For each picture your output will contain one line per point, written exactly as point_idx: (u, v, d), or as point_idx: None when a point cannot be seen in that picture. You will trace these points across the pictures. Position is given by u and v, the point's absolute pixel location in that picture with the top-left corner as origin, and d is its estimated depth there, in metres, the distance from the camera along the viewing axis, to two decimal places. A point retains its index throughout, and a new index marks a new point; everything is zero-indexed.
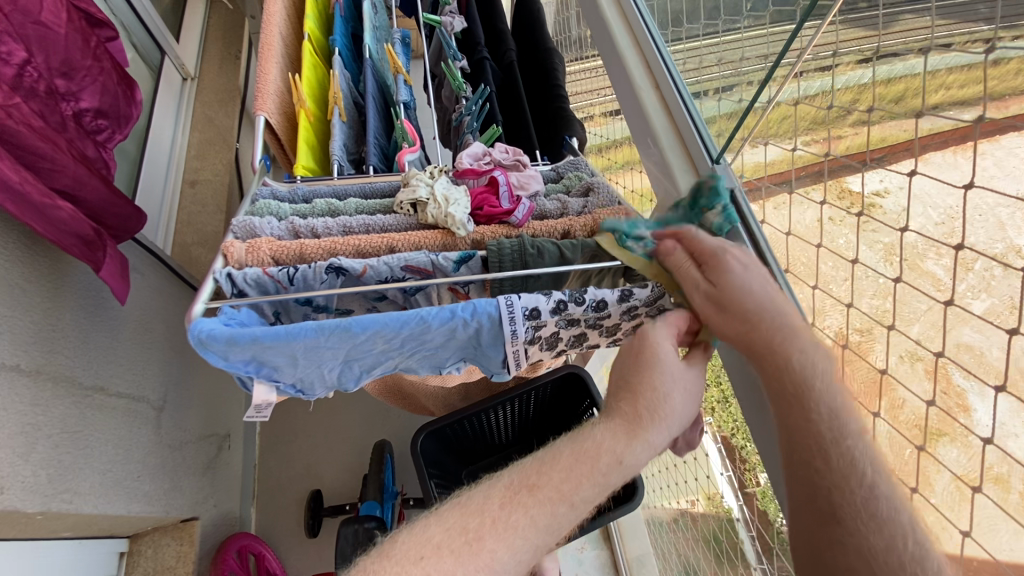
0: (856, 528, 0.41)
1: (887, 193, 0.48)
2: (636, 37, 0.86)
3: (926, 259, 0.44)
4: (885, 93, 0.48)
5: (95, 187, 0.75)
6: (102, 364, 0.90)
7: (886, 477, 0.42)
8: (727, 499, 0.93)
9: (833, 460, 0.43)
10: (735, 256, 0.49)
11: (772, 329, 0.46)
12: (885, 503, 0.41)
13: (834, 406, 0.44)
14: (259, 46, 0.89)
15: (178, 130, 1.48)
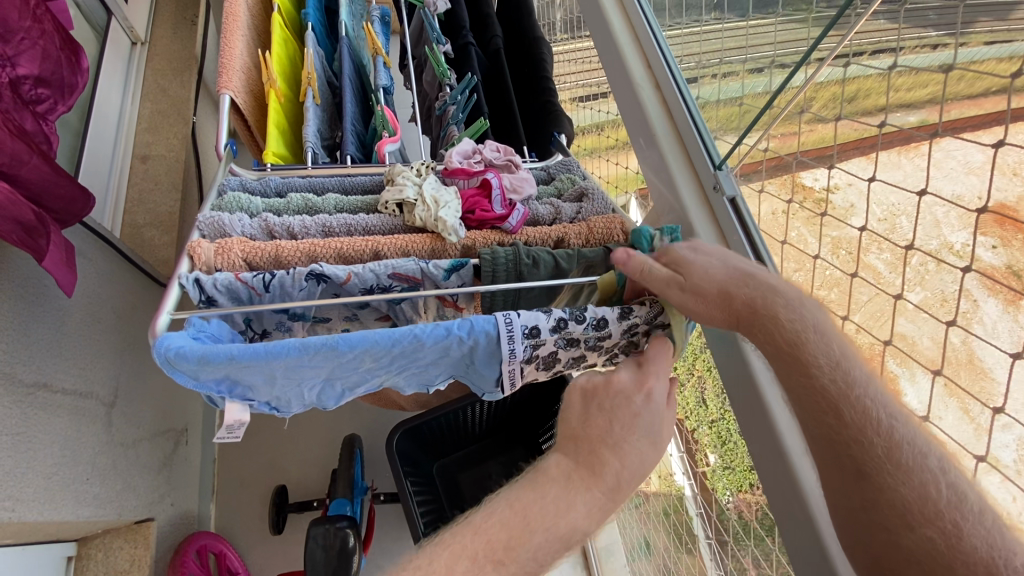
0: (885, 480, 0.42)
1: (839, 190, 0.60)
2: (635, 33, 0.85)
3: (869, 253, 0.56)
4: (852, 94, 0.59)
5: (37, 166, 0.67)
6: (46, 359, 0.82)
7: (904, 421, 0.44)
8: (679, 477, 1.04)
9: (845, 412, 0.45)
10: (682, 248, 0.55)
11: (753, 298, 0.51)
12: (906, 448, 0.42)
13: (833, 358, 0.47)
14: (223, 17, 0.81)
15: (127, 99, 1.37)
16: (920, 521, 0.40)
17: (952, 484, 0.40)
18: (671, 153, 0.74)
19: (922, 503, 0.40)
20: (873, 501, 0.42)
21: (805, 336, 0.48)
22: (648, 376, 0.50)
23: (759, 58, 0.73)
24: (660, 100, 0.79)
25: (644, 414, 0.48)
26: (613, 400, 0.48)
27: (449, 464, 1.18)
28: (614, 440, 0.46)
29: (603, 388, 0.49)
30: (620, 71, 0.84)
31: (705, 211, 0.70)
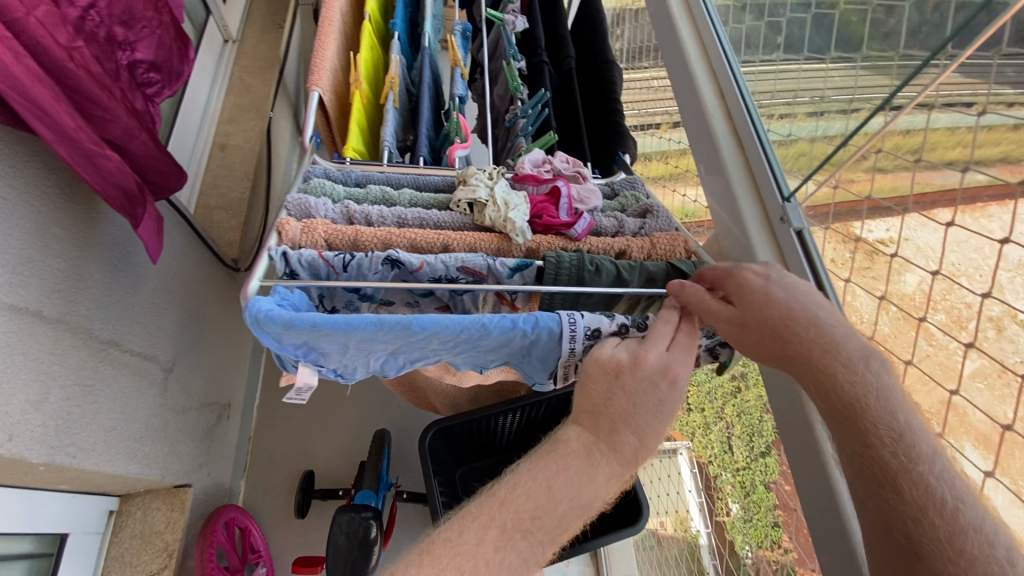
0: (946, 566, 0.40)
1: (893, 243, 0.60)
2: (710, 61, 0.85)
3: (926, 313, 0.55)
4: (941, 143, 0.56)
5: (145, 141, 0.73)
6: (120, 319, 0.88)
7: (973, 504, 0.42)
8: (697, 525, 1.02)
9: (904, 487, 0.43)
10: (753, 272, 0.53)
11: (793, 344, 0.49)
12: (972, 534, 0.40)
13: (897, 430, 0.45)
14: (320, 21, 0.87)
15: (214, 91, 1.47)
16: None
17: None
18: (741, 182, 0.75)
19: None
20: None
21: (870, 407, 0.46)
22: (674, 362, 0.47)
23: (831, 102, 0.73)
24: (731, 132, 0.79)
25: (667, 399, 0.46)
26: (640, 384, 0.46)
27: (472, 471, 1.18)
28: (637, 421, 0.45)
29: (630, 369, 0.46)
30: (691, 98, 0.85)
31: (771, 243, 0.70)
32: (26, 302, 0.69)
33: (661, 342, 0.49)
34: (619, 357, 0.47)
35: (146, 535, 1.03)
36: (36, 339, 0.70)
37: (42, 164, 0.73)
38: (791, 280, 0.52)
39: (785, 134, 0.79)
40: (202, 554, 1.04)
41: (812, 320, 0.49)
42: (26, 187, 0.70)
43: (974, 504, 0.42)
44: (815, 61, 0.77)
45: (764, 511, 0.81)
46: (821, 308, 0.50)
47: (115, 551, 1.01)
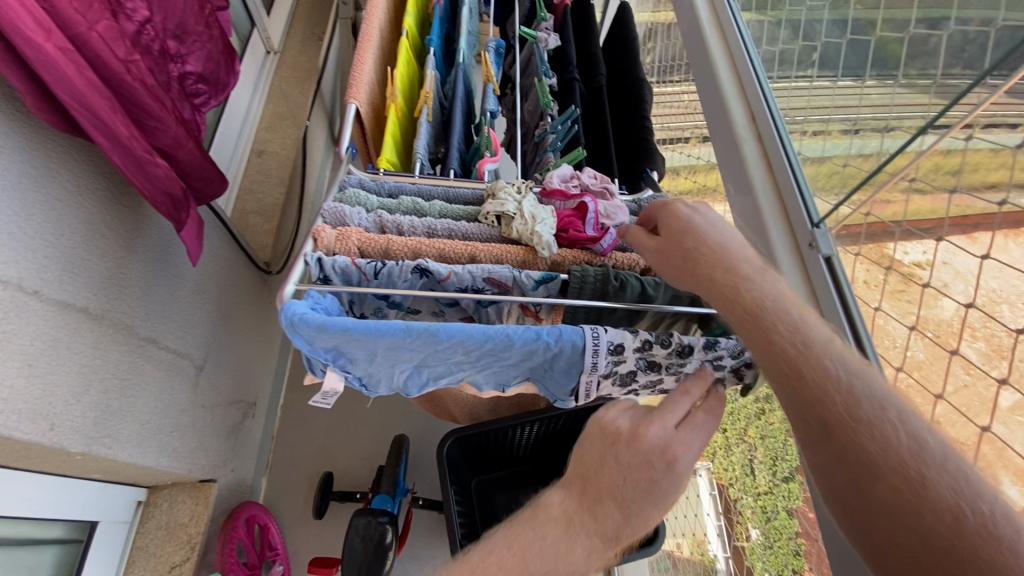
0: (852, 437, 0.41)
1: (931, 266, 0.58)
2: (742, 82, 0.85)
3: (962, 340, 0.54)
4: (981, 163, 0.55)
5: (191, 150, 0.77)
6: (159, 317, 0.92)
7: (865, 376, 0.43)
8: (715, 549, 1.00)
9: (807, 374, 0.44)
10: (681, 203, 0.55)
11: (707, 262, 0.50)
12: (867, 403, 0.41)
13: (791, 323, 0.46)
14: (359, 37, 0.90)
15: (254, 99, 1.53)
16: (885, 470, 0.39)
17: (914, 433, 0.40)
18: (769, 204, 0.74)
19: (883, 449, 0.39)
20: (844, 457, 0.41)
21: (764, 303, 0.47)
22: (675, 441, 0.45)
23: (868, 122, 0.72)
24: (761, 154, 0.78)
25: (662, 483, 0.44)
26: (634, 458, 0.44)
27: (488, 482, 1.19)
28: (626, 499, 0.43)
29: (628, 439, 0.45)
30: (721, 117, 0.85)
31: (799, 267, 0.69)
32: (74, 298, 0.73)
33: (668, 418, 0.47)
34: (620, 425, 0.46)
35: (171, 527, 1.06)
36: (80, 334, 0.74)
37: (95, 169, 0.78)
38: (717, 214, 0.54)
39: (818, 151, 0.77)
40: (223, 549, 1.06)
41: (721, 238, 0.51)
42: (80, 190, 0.74)
43: (867, 375, 0.43)
44: (852, 78, 0.76)
45: (785, 539, 0.79)
46: (730, 230, 0.52)
47: (141, 541, 1.05)
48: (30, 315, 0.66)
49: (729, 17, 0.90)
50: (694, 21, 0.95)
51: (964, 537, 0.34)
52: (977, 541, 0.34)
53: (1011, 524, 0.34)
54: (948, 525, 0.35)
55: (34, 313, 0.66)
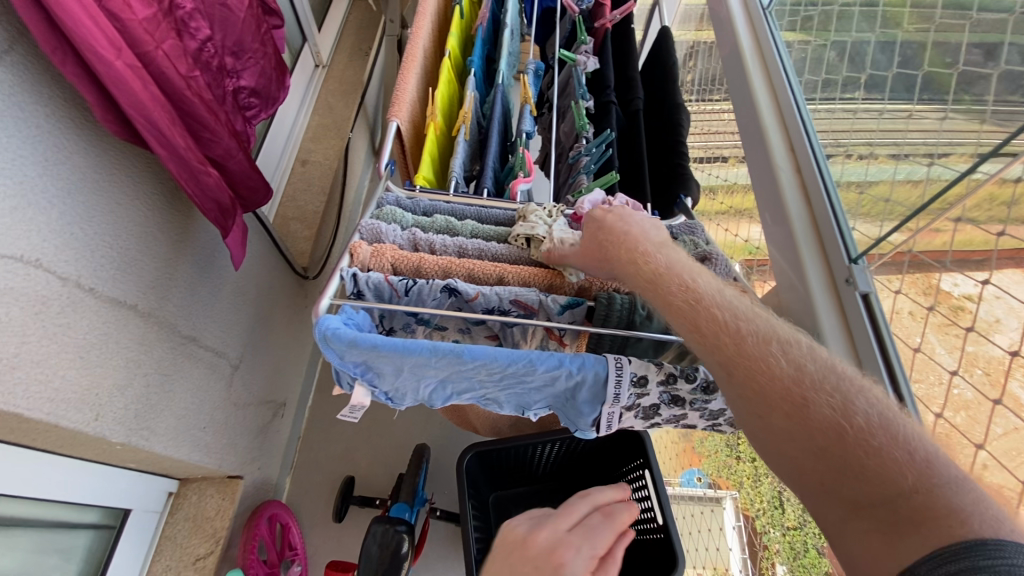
0: (750, 377, 0.43)
1: (981, 299, 0.56)
2: (781, 109, 0.84)
3: (1013, 381, 0.51)
4: None
5: (241, 160, 0.81)
6: (200, 316, 0.96)
7: (750, 316, 0.46)
8: None
9: (700, 322, 0.46)
10: (597, 205, 0.58)
11: (611, 238, 0.55)
12: (752, 339, 0.44)
13: (685, 281, 0.48)
14: (404, 57, 0.93)
15: (301, 111, 1.60)
16: (773, 396, 0.41)
17: (798, 358, 0.43)
18: (806, 236, 0.73)
19: (775, 382, 0.42)
20: (743, 394, 0.43)
21: (662, 270, 0.50)
22: (562, 548, 0.44)
23: (912, 147, 0.70)
24: (799, 184, 0.77)
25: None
26: (524, 567, 0.42)
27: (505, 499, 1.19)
28: None
29: (519, 547, 0.44)
30: (759, 144, 0.84)
31: (835, 302, 0.67)
32: (125, 297, 0.77)
33: (561, 522, 0.47)
34: (517, 534, 0.46)
35: (198, 520, 1.09)
36: (128, 329, 0.78)
37: (153, 176, 0.83)
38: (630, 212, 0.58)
39: (862, 174, 0.75)
40: (245, 545, 1.09)
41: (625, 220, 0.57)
42: (138, 195, 0.79)
43: (753, 315, 0.46)
44: (900, 102, 0.73)
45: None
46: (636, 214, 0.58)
47: (169, 531, 1.08)
48: (85, 311, 0.70)
49: (770, 43, 0.89)
50: (735, 44, 0.94)
51: (850, 448, 0.38)
52: (858, 447, 0.37)
53: (882, 427, 0.38)
54: (836, 442, 0.38)
55: (89, 309, 0.71)
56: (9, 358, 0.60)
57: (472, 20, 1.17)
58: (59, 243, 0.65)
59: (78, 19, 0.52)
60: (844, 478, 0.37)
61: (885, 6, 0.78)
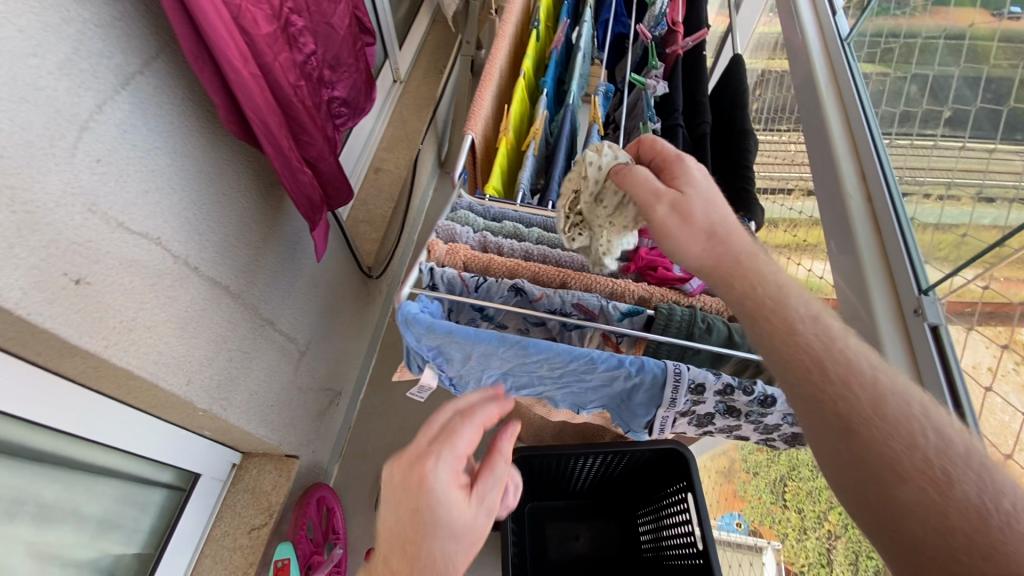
0: (868, 437, 0.44)
1: None
2: (855, 140, 0.83)
3: None
4: None
5: (332, 162, 0.89)
6: (278, 303, 1.05)
7: (885, 374, 0.46)
8: None
9: (828, 368, 0.47)
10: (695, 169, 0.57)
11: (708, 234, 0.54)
12: (890, 399, 0.44)
13: (814, 318, 0.50)
14: (482, 75, 1.00)
15: (378, 121, 1.72)
16: (903, 461, 0.41)
17: (938, 432, 0.42)
18: (874, 265, 0.72)
19: (910, 447, 0.42)
20: (866, 453, 0.43)
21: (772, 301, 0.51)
22: (420, 462, 0.44)
23: (997, 188, 0.67)
24: (870, 215, 0.76)
25: (431, 549, 0.43)
26: (397, 496, 0.44)
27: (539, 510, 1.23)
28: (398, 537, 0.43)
29: (393, 478, 0.45)
30: (830, 173, 0.83)
31: (901, 335, 0.66)
32: (221, 278, 0.86)
33: (421, 436, 0.47)
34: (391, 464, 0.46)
35: (256, 493, 1.17)
36: (219, 307, 0.87)
37: (254, 172, 0.92)
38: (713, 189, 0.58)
39: (937, 217, 0.72)
40: (295, 522, 1.18)
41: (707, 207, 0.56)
42: (242, 189, 0.89)
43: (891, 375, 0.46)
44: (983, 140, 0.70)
45: None
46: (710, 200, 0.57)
47: (229, 499, 1.17)
48: (189, 287, 0.79)
49: (848, 75, 0.89)
50: (809, 73, 0.94)
51: (987, 530, 0.37)
52: (999, 531, 0.37)
53: None
54: (971, 522, 0.38)
55: (192, 285, 0.80)
56: (127, 321, 0.68)
57: (547, 42, 1.23)
58: (176, 226, 0.75)
59: (220, 34, 0.60)
60: (971, 559, 0.37)
61: (972, 39, 0.76)
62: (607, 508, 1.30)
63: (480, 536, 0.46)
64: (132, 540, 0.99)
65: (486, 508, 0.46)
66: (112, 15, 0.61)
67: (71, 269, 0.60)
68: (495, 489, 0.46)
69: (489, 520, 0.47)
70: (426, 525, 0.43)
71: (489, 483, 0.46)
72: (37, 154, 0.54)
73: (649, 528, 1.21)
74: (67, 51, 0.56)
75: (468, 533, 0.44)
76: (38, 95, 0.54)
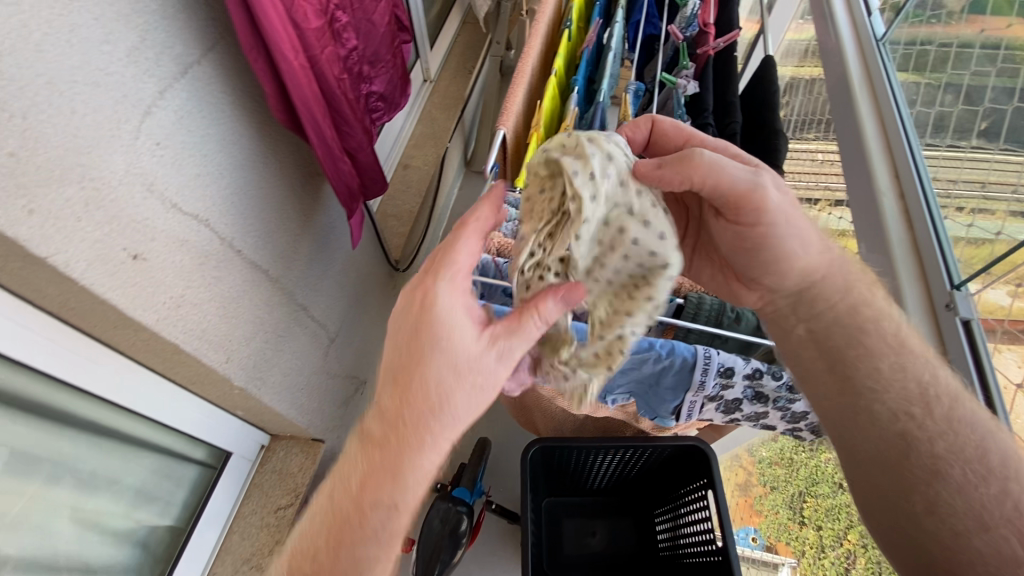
0: (938, 483, 0.58)
1: None
2: (889, 142, 0.83)
3: None
4: None
5: (369, 153, 0.93)
6: (312, 289, 1.08)
7: (986, 431, 0.59)
8: None
9: (936, 415, 0.59)
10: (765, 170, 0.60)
11: (789, 220, 0.58)
12: (979, 455, 0.57)
13: (918, 367, 0.62)
14: (515, 73, 1.02)
15: (408, 119, 1.75)
16: (974, 499, 0.56)
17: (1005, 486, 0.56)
18: (906, 261, 0.74)
19: (982, 495, 0.56)
20: (945, 488, 0.57)
21: (881, 312, 0.65)
22: (427, 290, 0.50)
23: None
24: (902, 213, 0.77)
25: (431, 366, 0.50)
26: (405, 319, 0.51)
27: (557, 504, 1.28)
28: (407, 358, 0.50)
29: (404, 307, 0.52)
30: (862, 173, 0.83)
31: (934, 325, 0.70)
32: (262, 262, 0.90)
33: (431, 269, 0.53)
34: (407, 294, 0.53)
35: (282, 474, 1.21)
36: (259, 289, 0.90)
37: (295, 161, 0.96)
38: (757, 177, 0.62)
39: (967, 227, 0.71)
40: None
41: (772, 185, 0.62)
42: (284, 178, 0.92)
43: (986, 429, 0.59)
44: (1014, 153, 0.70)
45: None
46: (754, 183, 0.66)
47: (258, 478, 1.21)
48: (232, 268, 0.83)
49: (881, 74, 0.89)
50: (842, 75, 0.94)
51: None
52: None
53: None
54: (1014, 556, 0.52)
55: (235, 266, 0.83)
56: (177, 297, 0.72)
57: (577, 42, 1.24)
58: (224, 209, 0.79)
59: (276, 28, 0.64)
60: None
61: (1008, 44, 0.75)
62: (625, 507, 1.31)
63: (477, 384, 0.52)
64: (166, 512, 1.03)
65: (493, 361, 0.51)
66: (174, 8, 0.65)
67: (131, 245, 0.64)
68: (508, 334, 0.52)
69: (497, 366, 0.52)
70: (430, 349, 0.49)
71: (505, 339, 0.52)
72: (105, 135, 0.58)
73: (665, 529, 1.21)
74: (135, 40, 0.60)
75: (467, 367, 0.50)
76: (108, 80, 0.58)
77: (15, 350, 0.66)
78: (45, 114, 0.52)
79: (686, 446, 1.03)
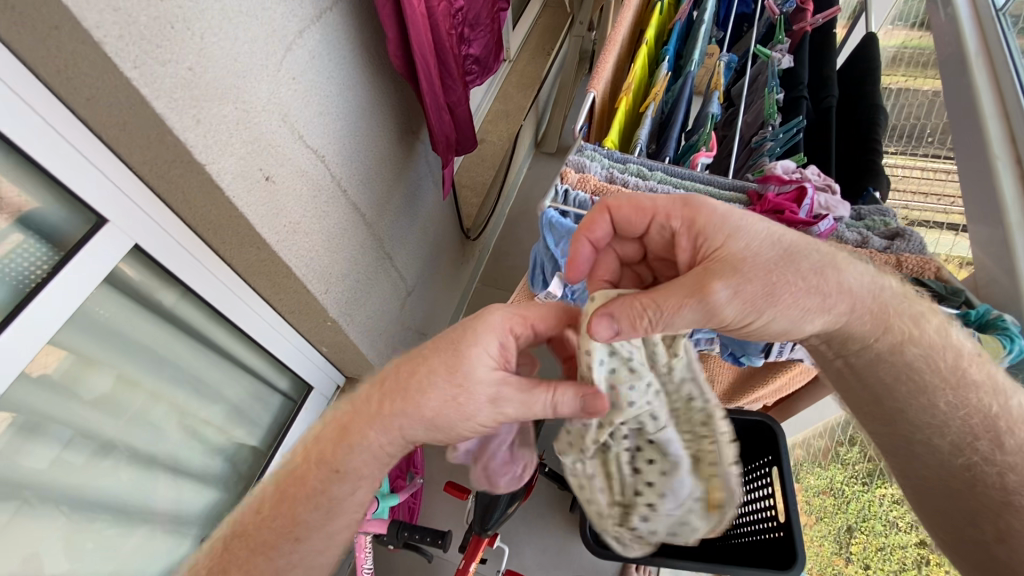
0: (1002, 507, 0.58)
1: None
2: (1007, 112, 0.79)
3: None
4: None
5: (465, 110, 0.98)
6: (397, 239, 1.15)
7: None
8: None
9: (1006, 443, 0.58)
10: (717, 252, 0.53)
11: (773, 308, 0.53)
12: None
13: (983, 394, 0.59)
14: (606, 40, 1.05)
15: (487, 96, 1.81)
16: None
17: None
18: (1020, 222, 0.68)
19: None
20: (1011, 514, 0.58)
21: (932, 347, 0.60)
22: (487, 313, 0.57)
23: None
24: (1019, 181, 0.72)
25: (435, 356, 0.55)
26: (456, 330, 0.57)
27: None
28: (427, 364, 0.55)
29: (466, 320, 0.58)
30: (974, 145, 0.79)
31: None
32: (361, 206, 0.98)
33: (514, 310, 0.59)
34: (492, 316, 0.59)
35: None
36: (357, 229, 0.98)
37: (396, 115, 1.03)
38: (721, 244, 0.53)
39: None
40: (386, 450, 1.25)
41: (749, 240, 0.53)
42: (385, 130, 0.99)
43: None
44: None
45: None
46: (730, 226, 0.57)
47: None
48: (338, 206, 0.91)
49: (1003, 47, 0.85)
50: (958, 52, 0.90)
51: None
52: None
53: None
54: None
55: (340, 203, 0.91)
56: (294, 222, 0.80)
57: (668, 17, 1.25)
58: (337, 149, 0.86)
59: None
60: None
61: None
62: None
63: (458, 410, 0.54)
64: (253, 433, 1.13)
65: (485, 398, 0.54)
66: None
67: (265, 167, 0.71)
68: (507, 390, 0.54)
69: (479, 409, 0.54)
70: (442, 365, 0.54)
71: (508, 389, 0.54)
72: (257, 64, 0.66)
73: None
74: None
75: (464, 385, 0.54)
76: (264, 14, 0.65)
77: (162, 257, 0.75)
78: (217, 38, 0.59)
79: (754, 421, 1.02)
